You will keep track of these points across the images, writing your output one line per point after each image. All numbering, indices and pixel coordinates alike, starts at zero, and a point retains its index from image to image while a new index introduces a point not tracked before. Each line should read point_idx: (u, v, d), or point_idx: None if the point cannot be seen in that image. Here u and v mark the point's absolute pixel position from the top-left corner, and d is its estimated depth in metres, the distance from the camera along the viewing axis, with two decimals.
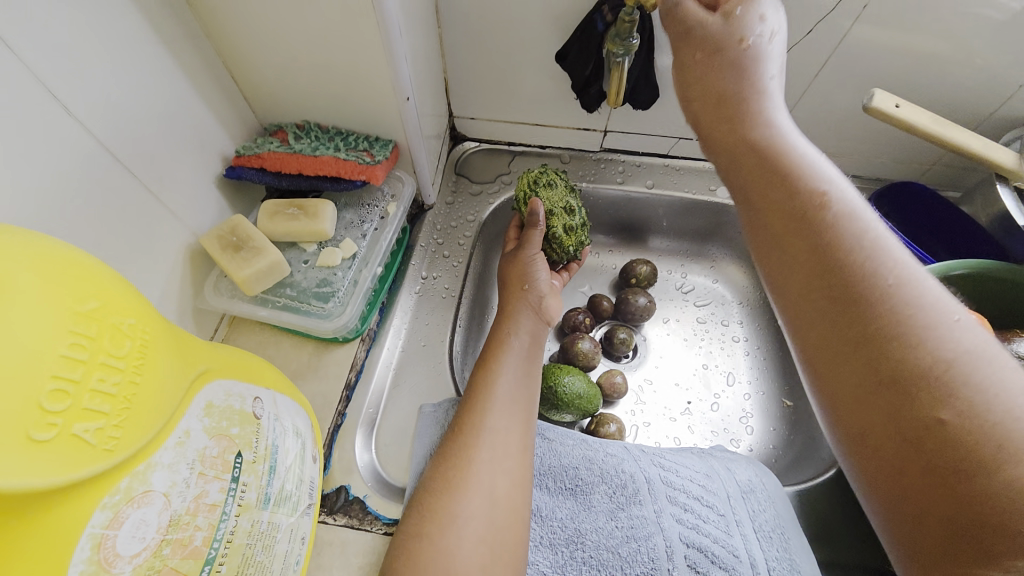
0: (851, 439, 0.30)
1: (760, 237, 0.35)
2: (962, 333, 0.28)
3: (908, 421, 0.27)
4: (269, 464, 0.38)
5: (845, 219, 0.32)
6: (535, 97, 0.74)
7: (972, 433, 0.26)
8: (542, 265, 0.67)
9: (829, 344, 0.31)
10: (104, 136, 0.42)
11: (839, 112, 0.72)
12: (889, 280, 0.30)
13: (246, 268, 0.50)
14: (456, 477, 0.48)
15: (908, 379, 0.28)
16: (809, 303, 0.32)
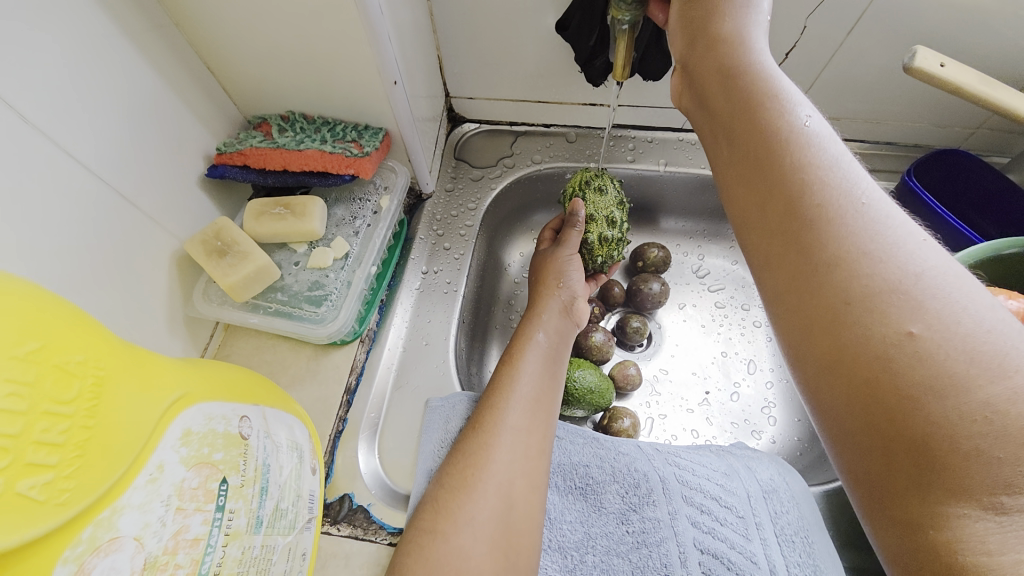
0: (818, 370, 0.28)
1: (732, 167, 0.34)
2: (927, 253, 0.27)
3: (875, 338, 0.26)
4: (260, 485, 0.36)
5: (816, 140, 0.31)
6: (538, 72, 0.69)
7: (939, 346, 0.24)
8: (577, 267, 0.63)
9: (798, 268, 0.29)
10: (72, 145, 0.39)
11: (873, 74, 0.65)
12: (854, 199, 0.29)
13: (233, 274, 0.47)
14: (474, 476, 0.47)
15: (874, 294, 0.26)
16: (779, 225, 0.30)
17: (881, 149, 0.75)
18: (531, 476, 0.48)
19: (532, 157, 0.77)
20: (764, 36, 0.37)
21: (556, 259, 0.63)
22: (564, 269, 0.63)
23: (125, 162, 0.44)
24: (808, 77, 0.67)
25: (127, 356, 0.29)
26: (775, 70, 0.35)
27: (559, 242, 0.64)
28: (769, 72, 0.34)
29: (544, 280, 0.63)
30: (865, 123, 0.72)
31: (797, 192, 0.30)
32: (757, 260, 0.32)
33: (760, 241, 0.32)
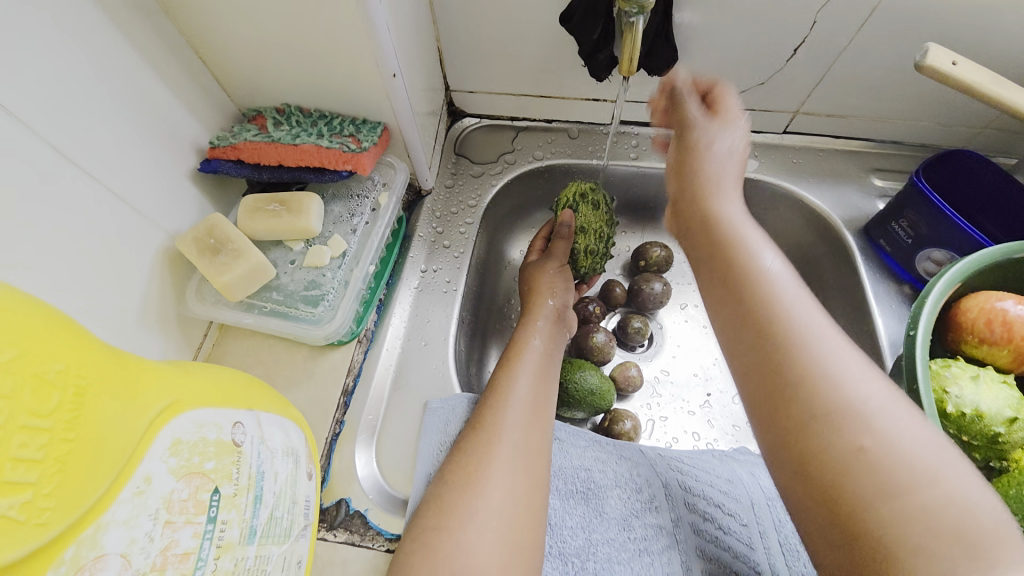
0: (790, 476, 0.32)
1: (706, 288, 0.41)
2: (876, 384, 0.32)
3: (834, 451, 0.30)
4: (254, 494, 0.35)
5: (783, 283, 0.38)
6: (540, 66, 0.67)
7: (886, 462, 0.29)
8: (564, 280, 0.63)
9: (773, 386, 0.34)
10: (55, 137, 0.37)
11: (883, 71, 0.64)
12: (817, 332, 0.34)
13: (226, 273, 0.46)
14: (478, 472, 0.46)
15: (834, 414, 0.31)
16: (753, 348, 0.36)
17: (888, 149, 0.74)
18: (534, 477, 0.47)
19: (533, 153, 0.75)
20: (731, 178, 0.47)
21: (546, 270, 0.63)
22: (552, 279, 0.62)
23: (112, 155, 0.42)
24: (815, 74, 0.65)
25: (112, 364, 0.28)
26: (743, 217, 0.44)
27: (548, 253, 0.64)
28: (736, 220, 0.43)
29: (535, 289, 0.62)
30: (873, 121, 0.71)
31: (766, 321, 0.36)
32: (739, 372, 0.37)
33: (736, 355, 0.37)
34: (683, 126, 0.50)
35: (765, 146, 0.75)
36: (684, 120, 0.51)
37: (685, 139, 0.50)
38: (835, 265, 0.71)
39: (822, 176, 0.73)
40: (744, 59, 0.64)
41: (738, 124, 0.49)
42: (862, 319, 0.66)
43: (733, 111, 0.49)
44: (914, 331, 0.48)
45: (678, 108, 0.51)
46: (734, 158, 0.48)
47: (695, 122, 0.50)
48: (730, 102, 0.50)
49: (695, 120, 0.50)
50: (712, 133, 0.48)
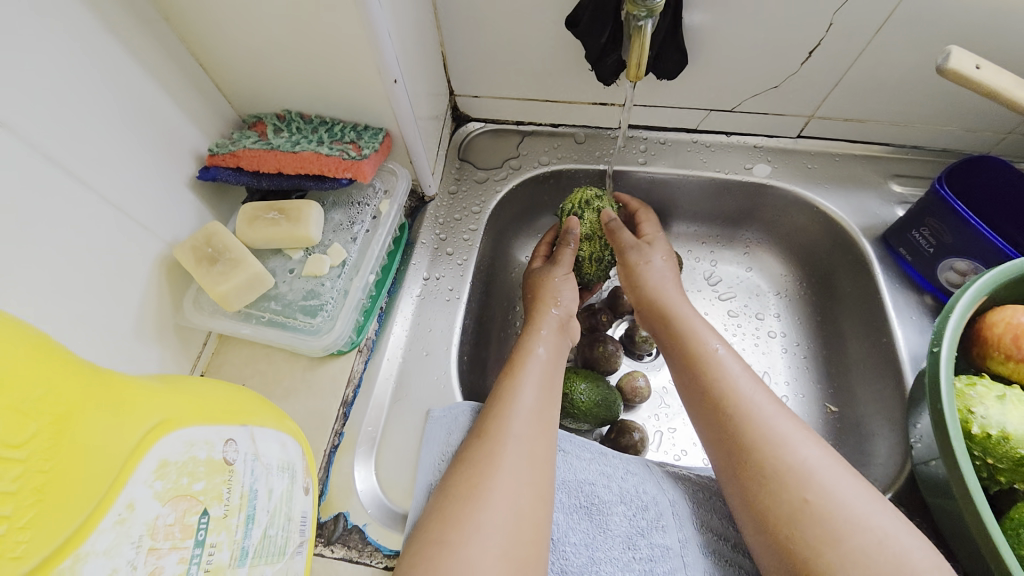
0: (758, 528, 0.44)
1: (678, 376, 0.54)
2: (809, 445, 0.45)
3: (785, 504, 0.42)
4: (246, 513, 0.34)
5: (727, 360, 0.52)
6: (546, 70, 0.66)
7: (825, 513, 0.41)
8: (569, 290, 0.61)
9: (737, 455, 0.46)
10: (50, 148, 0.37)
11: (903, 74, 0.61)
12: (764, 410, 0.47)
13: (223, 284, 0.45)
14: (481, 484, 0.44)
15: (781, 475, 0.43)
16: (715, 422, 0.49)
17: (907, 154, 0.71)
18: (538, 486, 0.46)
19: (539, 159, 0.74)
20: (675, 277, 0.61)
21: (550, 278, 0.61)
22: (557, 288, 0.60)
23: (108, 164, 0.41)
24: (831, 77, 0.63)
25: (95, 387, 0.27)
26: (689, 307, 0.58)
27: (553, 261, 0.62)
28: (684, 312, 0.57)
29: (539, 296, 0.61)
30: (891, 126, 0.69)
31: (722, 401, 0.49)
32: (708, 443, 0.50)
33: (706, 430, 0.50)
34: (625, 248, 0.62)
35: (778, 151, 0.73)
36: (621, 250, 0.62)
37: (626, 262, 0.61)
38: (852, 273, 0.69)
39: (837, 182, 0.71)
40: (757, 62, 0.62)
41: (664, 245, 0.63)
42: (880, 331, 0.64)
43: (654, 234, 0.65)
44: (938, 347, 0.46)
45: (619, 236, 0.62)
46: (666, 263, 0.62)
47: (636, 247, 0.61)
48: (652, 222, 0.66)
49: (638, 245, 0.61)
50: (649, 253, 0.61)
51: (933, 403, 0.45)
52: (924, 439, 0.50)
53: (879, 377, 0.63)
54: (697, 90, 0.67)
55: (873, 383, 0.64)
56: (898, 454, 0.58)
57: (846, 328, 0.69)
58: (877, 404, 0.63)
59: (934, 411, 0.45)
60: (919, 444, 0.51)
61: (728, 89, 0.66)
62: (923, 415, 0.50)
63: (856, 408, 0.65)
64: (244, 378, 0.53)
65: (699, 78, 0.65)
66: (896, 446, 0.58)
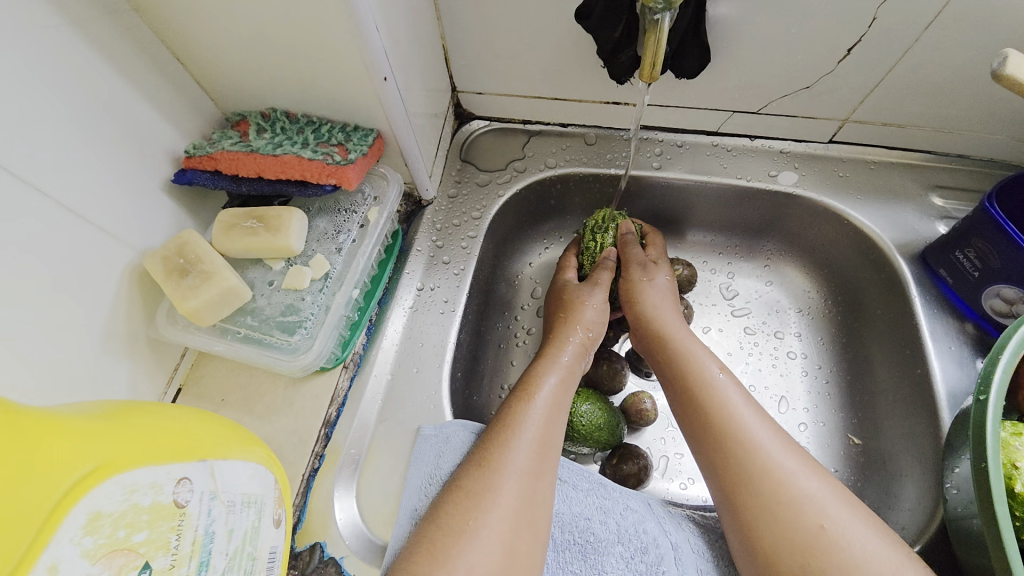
0: (764, 562, 0.41)
1: (674, 400, 0.51)
2: (814, 473, 0.43)
3: (801, 534, 0.40)
4: (198, 560, 0.31)
5: (728, 379, 0.50)
6: (554, 66, 0.61)
7: (840, 542, 0.39)
8: (598, 313, 0.55)
9: (743, 485, 0.43)
10: (0, 154, 0.34)
11: (952, 76, 0.55)
12: (770, 434, 0.45)
13: (193, 298, 0.42)
14: (476, 518, 0.40)
15: (793, 503, 0.41)
16: (720, 446, 0.46)
17: (951, 163, 0.65)
18: (532, 523, 0.42)
19: (545, 161, 0.69)
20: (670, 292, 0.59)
21: (586, 303, 0.56)
22: (587, 312, 0.55)
23: (69, 169, 0.38)
24: (870, 79, 0.57)
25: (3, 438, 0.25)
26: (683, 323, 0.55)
27: (590, 282, 0.57)
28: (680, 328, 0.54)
29: (566, 317, 0.56)
30: (935, 132, 0.62)
31: (725, 426, 0.46)
32: (708, 471, 0.46)
33: (706, 457, 0.47)
34: (632, 263, 0.57)
35: (807, 157, 0.67)
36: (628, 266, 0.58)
37: (631, 278, 0.57)
38: (884, 294, 0.63)
39: (871, 193, 0.65)
40: (788, 61, 0.56)
41: (667, 265, 0.59)
42: (914, 361, 0.58)
43: (661, 255, 0.60)
44: (986, 396, 0.40)
45: (630, 251, 0.58)
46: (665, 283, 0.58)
47: (642, 263, 0.57)
48: (660, 245, 0.61)
49: (646, 264, 0.57)
50: (654, 272, 0.57)
51: (977, 459, 0.39)
52: (962, 487, 0.44)
53: (911, 412, 0.57)
54: (719, 90, 0.61)
55: (903, 417, 0.58)
56: (928, 499, 0.52)
57: (873, 352, 0.64)
58: (907, 439, 0.57)
59: (976, 468, 0.39)
60: (955, 491, 0.44)
61: (754, 90, 0.61)
62: (963, 461, 0.44)
63: (881, 442, 0.60)
64: (222, 394, 0.50)
65: (722, 77, 0.59)
66: (927, 492, 0.53)
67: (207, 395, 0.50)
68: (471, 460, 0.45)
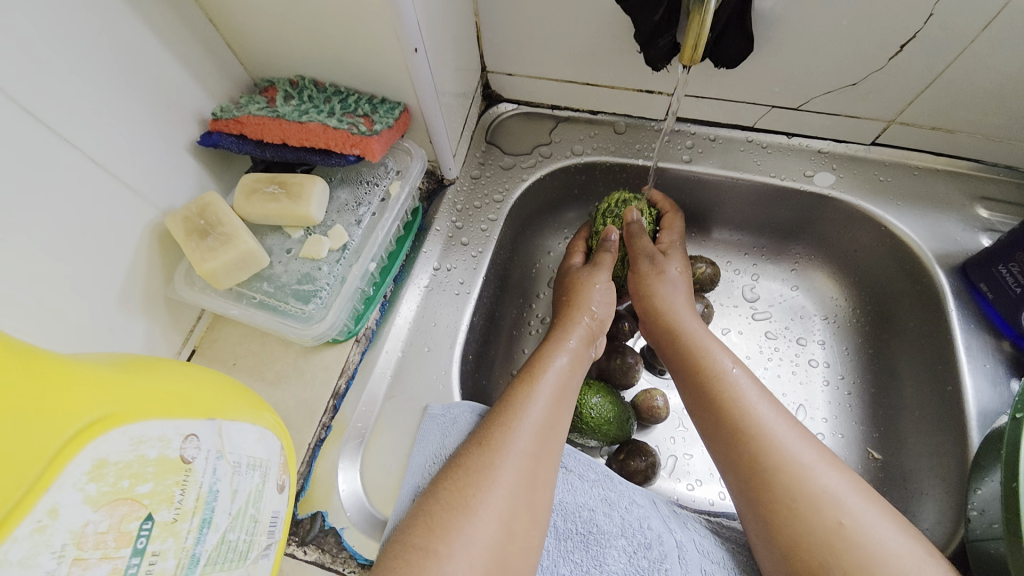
0: (782, 557, 0.40)
1: (684, 391, 0.50)
2: (832, 469, 0.41)
3: (818, 530, 0.39)
4: (201, 517, 0.31)
5: (740, 371, 0.48)
6: (588, 49, 0.59)
7: (860, 538, 0.38)
8: (605, 298, 0.55)
9: (756, 478, 0.42)
10: (30, 102, 0.34)
11: (1013, 79, 0.51)
12: (784, 429, 0.44)
13: (211, 260, 0.42)
14: (474, 493, 0.40)
15: (809, 498, 0.40)
16: (733, 443, 0.44)
17: (1002, 174, 0.61)
18: (532, 502, 0.42)
19: (572, 148, 0.67)
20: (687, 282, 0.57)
21: (590, 284, 0.56)
22: (593, 295, 0.55)
23: (96, 121, 0.38)
24: (923, 78, 0.54)
25: (17, 381, 0.25)
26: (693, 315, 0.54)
27: (591, 264, 0.57)
28: (689, 320, 0.53)
29: (570, 299, 0.56)
30: (986, 140, 0.59)
31: (737, 419, 0.45)
32: (723, 467, 0.45)
33: (719, 450, 0.45)
34: (642, 256, 0.55)
35: (846, 158, 0.64)
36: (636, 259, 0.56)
37: (639, 271, 0.56)
38: (916, 305, 0.60)
39: (912, 200, 0.62)
40: (834, 54, 0.53)
41: (680, 256, 0.57)
42: (944, 377, 0.56)
43: (674, 243, 0.58)
44: (1023, 414, 0.38)
45: (637, 242, 0.56)
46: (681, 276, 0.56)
47: (652, 255, 0.55)
48: (676, 228, 0.59)
49: (655, 255, 0.55)
50: (664, 264, 0.55)
51: (1007, 479, 0.37)
52: (985, 510, 0.42)
53: (937, 430, 0.55)
54: (760, 83, 0.59)
55: (929, 433, 0.56)
56: (949, 519, 0.50)
57: (901, 367, 0.61)
58: (930, 456, 0.55)
59: (1005, 488, 0.36)
60: (977, 515, 0.42)
61: (796, 84, 0.58)
62: (989, 481, 0.42)
63: (903, 458, 0.58)
64: (235, 358, 0.50)
65: (762, 70, 0.57)
66: (947, 511, 0.51)
67: (221, 358, 0.50)
68: (468, 442, 0.44)
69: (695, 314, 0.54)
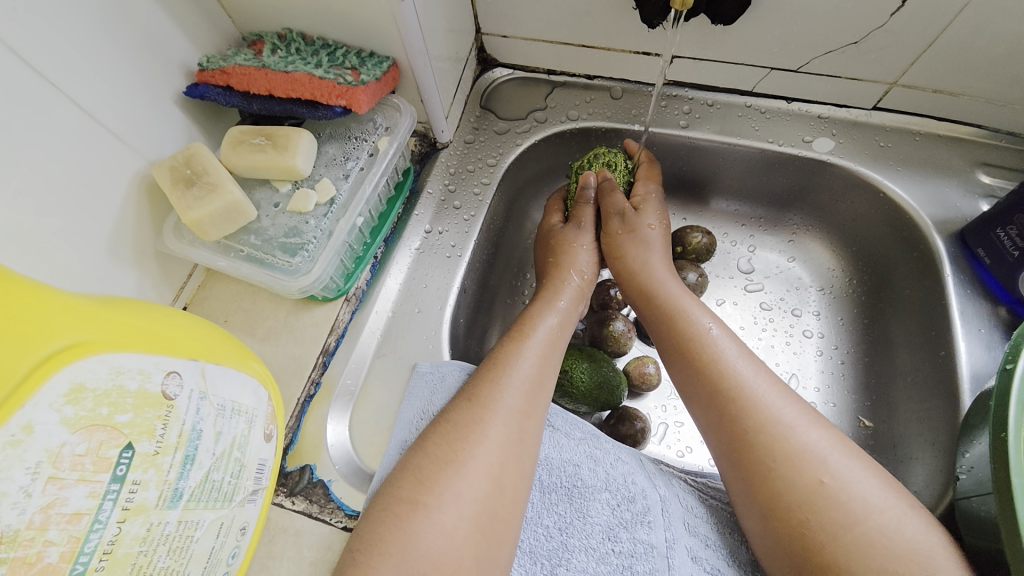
0: (764, 515, 0.40)
1: (667, 355, 0.49)
2: (815, 428, 0.41)
3: (799, 487, 0.39)
4: (183, 454, 0.31)
5: (722, 334, 0.47)
6: (584, 9, 0.58)
7: (840, 495, 0.38)
8: (588, 260, 0.56)
9: (740, 438, 0.42)
10: (13, 41, 0.33)
11: (1020, 36, 0.50)
12: (766, 389, 0.43)
13: (197, 209, 0.42)
14: (462, 449, 0.40)
15: (792, 456, 0.40)
16: (716, 405, 0.44)
17: (1003, 140, 0.60)
18: (521, 460, 0.41)
19: (567, 112, 0.66)
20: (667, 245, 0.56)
21: (577, 245, 0.56)
22: (580, 255, 0.55)
23: (84, 66, 0.38)
24: (927, 37, 0.52)
25: None
26: (675, 279, 0.53)
27: (575, 223, 0.57)
28: (672, 286, 0.52)
29: (560, 263, 0.55)
30: (989, 104, 0.57)
31: (720, 382, 0.44)
32: (706, 429, 0.45)
33: (703, 412, 0.45)
34: (613, 212, 0.55)
35: (846, 124, 0.63)
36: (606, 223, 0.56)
37: (609, 232, 0.56)
38: (914, 275, 0.59)
39: (913, 165, 0.60)
40: (836, 12, 0.52)
41: (654, 210, 0.56)
42: (938, 343, 0.55)
43: (648, 195, 0.58)
44: (1013, 365, 0.37)
45: (610, 198, 0.56)
46: (655, 233, 0.55)
47: (620, 212, 0.55)
48: (652, 183, 0.59)
49: (624, 212, 0.55)
50: (636, 221, 0.55)
51: (995, 430, 0.36)
52: (975, 471, 0.41)
53: (929, 397, 0.54)
54: (759, 43, 0.57)
55: (921, 401, 0.55)
56: (939, 481, 0.50)
57: (896, 335, 0.60)
58: (921, 423, 0.55)
59: (994, 441, 0.35)
60: (966, 475, 0.42)
61: (796, 45, 0.56)
62: (979, 442, 0.42)
63: (893, 426, 0.57)
64: (226, 315, 0.50)
65: (762, 29, 0.55)
66: (937, 474, 0.51)
67: (212, 315, 0.50)
68: (456, 397, 0.44)
69: (674, 275, 0.53)
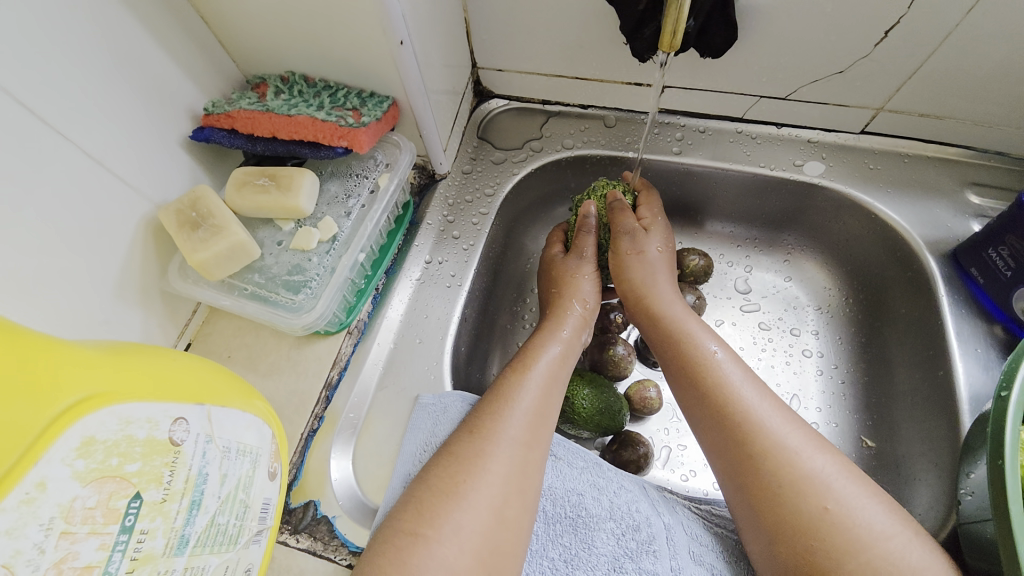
0: (769, 541, 0.40)
1: (674, 376, 0.50)
2: (820, 454, 0.41)
3: (805, 513, 0.39)
4: (190, 499, 0.31)
5: (729, 358, 0.48)
6: (577, 44, 0.60)
7: (845, 521, 0.38)
8: (592, 288, 0.56)
9: (743, 465, 0.42)
10: (27, 97, 0.35)
11: (999, 63, 0.52)
12: (771, 414, 0.44)
13: (202, 250, 0.43)
14: (466, 483, 0.40)
15: (796, 482, 0.40)
16: (721, 428, 0.44)
17: (991, 160, 0.61)
18: (524, 494, 0.42)
19: (563, 141, 0.68)
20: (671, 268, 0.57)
21: (578, 275, 0.56)
22: (583, 284, 0.56)
23: (93, 116, 0.39)
24: (909, 65, 0.54)
25: (9, 362, 0.26)
26: (681, 302, 0.54)
27: (576, 253, 0.57)
28: (679, 309, 0.53)
29: (564, 291, 0.56)
30: (975, 126, 0.59)
31: (725, 406, 0.45)
32: (711, 453, 0.45)
33: (708, 436, 0.45)
34: (620, 233, 0.55)
35: (836, 147, 0.64)
36: (615, 244, 0.56)
37: (618, 250, 0.55)
38: (908, 294, 0.60)
39: (904, 187, 0.62)
40: (820, 43, 0.54)
41: (660, 233, 0.57)
42: (936, 362, 0.55)
43: (655, 220, 0.58)
44: (1008, 392, 0.37)
45: (620, 219, 0.55)
46: (659, 255, 0.56)
47: (631, 232, 0.55)
48: (653, 206, 0.60)
49: (634, 233, 0.55)
50: (643, 243, 0.55)
51: (992, 458, 0.36)
52: (978, 493, 0.41)
53: (930, 416, 0.55)
54: (747, 73, 0.59)
55: (923, 419, 0.55)
56: (942, 504, 0.50)
57: (894, 354, 0.61)
58: (924, 442, 0.55)
59: (992, 468, 0.36)
60: (970, 497, 0.42)
61: (784, 74, 0.58)
62: (981, 465, 0.42)
63: (896, 445, 0.58)
64: (229, 351, 0.51)
65: (749, 60, 0.57)
66: (941, 495, 0.51)
67: (216, 351, 0.51)
68: (460, 428, 0.44)
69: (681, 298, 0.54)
